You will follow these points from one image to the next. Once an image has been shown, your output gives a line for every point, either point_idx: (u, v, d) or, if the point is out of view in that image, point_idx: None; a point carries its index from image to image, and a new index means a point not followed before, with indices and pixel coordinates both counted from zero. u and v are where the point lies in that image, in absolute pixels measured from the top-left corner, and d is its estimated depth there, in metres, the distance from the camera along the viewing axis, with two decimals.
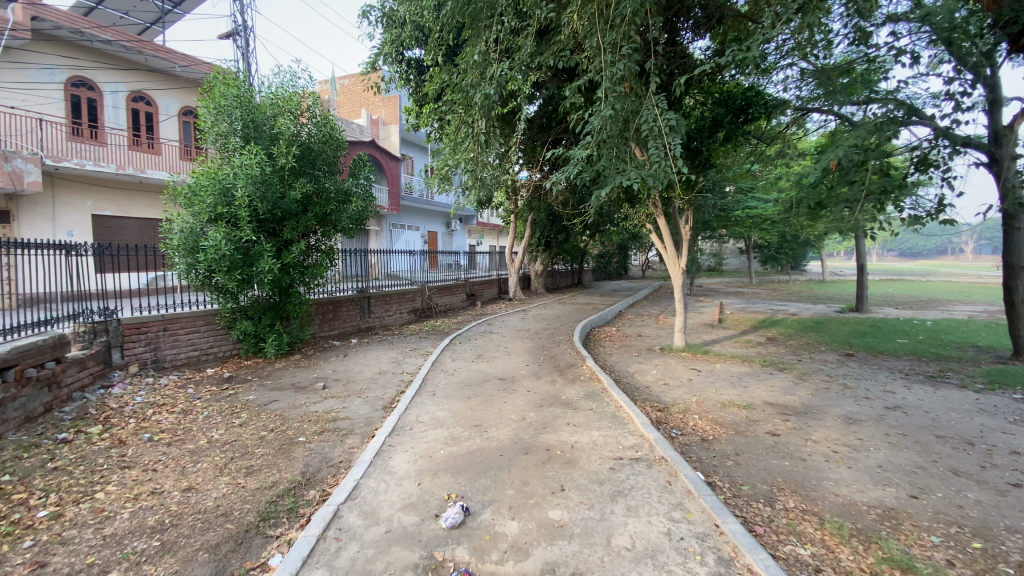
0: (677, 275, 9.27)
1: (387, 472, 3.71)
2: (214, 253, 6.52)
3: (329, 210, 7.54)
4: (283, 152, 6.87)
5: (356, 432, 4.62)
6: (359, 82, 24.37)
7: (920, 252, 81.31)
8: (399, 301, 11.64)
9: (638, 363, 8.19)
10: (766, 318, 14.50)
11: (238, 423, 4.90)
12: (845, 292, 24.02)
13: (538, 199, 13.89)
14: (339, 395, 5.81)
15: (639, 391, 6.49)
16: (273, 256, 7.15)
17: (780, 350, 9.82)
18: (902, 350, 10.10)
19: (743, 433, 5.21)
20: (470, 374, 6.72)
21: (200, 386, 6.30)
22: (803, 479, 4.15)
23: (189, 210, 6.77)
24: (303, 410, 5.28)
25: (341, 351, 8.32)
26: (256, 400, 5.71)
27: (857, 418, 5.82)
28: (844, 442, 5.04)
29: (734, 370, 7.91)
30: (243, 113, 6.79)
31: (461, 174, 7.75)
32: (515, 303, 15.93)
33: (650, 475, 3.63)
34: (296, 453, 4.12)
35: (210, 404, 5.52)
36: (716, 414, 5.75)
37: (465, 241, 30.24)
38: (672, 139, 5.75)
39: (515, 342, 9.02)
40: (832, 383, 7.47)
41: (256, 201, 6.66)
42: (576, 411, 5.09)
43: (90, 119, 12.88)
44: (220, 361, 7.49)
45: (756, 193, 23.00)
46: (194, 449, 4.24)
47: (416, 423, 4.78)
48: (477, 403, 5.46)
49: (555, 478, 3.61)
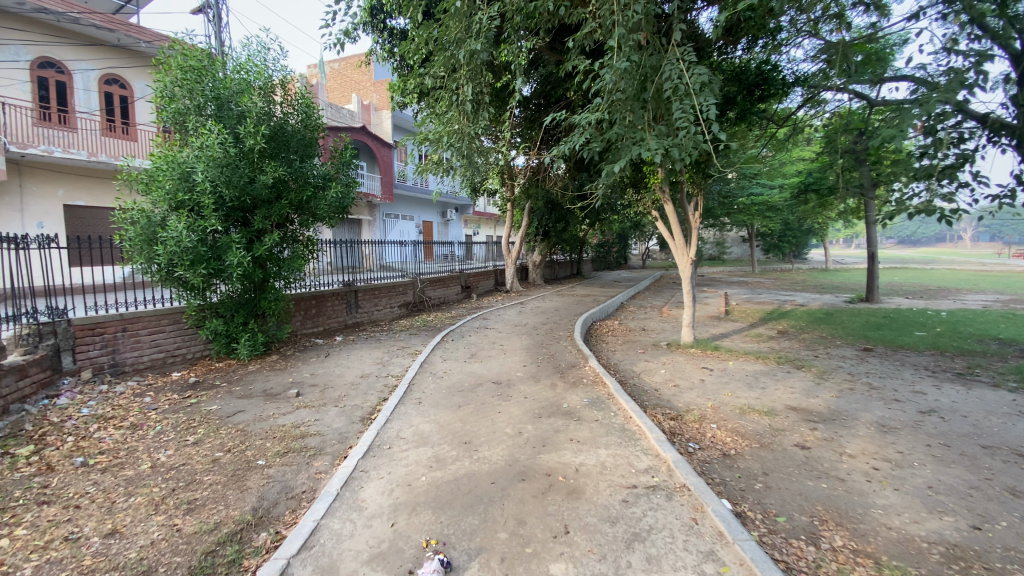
0: (684, 263, 8.64)
1: (355, 509, 3.09)
2: (175, 245, 5.85)
3: (305, 196, 6.86)
4: (251, 131, 6.15)
5: (326, 452, 4.00)
6: (349, 65, 23.54)
7: (920, 240, 80.84)
8: (390, 295, 10.96)
9: (645, 362, 7.57)
10: (773, 309, 13.88)
11: (192, 441, 4.28)
12: (850, 281, 23.38)
13: (536, 185, 13.22)
14: (313, 404, 5.19)
15: (647, 395, 5.87)
16: (244, 248, 6.48)
17: (794, 345, 9.20)
18: (922, 343, 9.48)
19: (769, 446, 4.60)
20: (462, 378, 6.09)
21: (160, 395, 5.66)
22: (846, 506, 3.54)
23: (148, 197, 6.10)
24: (269, 423, 4.66)
25: (323, 351, 7.67)
26: (219, 411, 5.10)
27: (892, 426, 5.21)
28: (884, 457, 4.43)
29: (748, 369, 7.30)
30: (204, 87, 6.08)
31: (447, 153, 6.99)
32: (512, 296, 15.28)
33: (671, 512, 3.01)
34: (251, 482, 3.50)
35: (165, 417, 4.90)
36: (736, 422, 5.14)
37: (461, 231, 29.52)
38: (705, 98, 5.02)
39: (511, 339, 8.39)
40: (855, 382, 6.87)
41: (221, 185, 5.98)
42: (580, 423, 4.46)
43: (59, 103, 12.11)
44: (188, 364, 6.86)
45: (758, 179, 22.28)
46: (132, 478, 3.61)
47: (396, 440, 4.15)
48: (467, 413, 4.84)
49: (557, 516, 2.99)
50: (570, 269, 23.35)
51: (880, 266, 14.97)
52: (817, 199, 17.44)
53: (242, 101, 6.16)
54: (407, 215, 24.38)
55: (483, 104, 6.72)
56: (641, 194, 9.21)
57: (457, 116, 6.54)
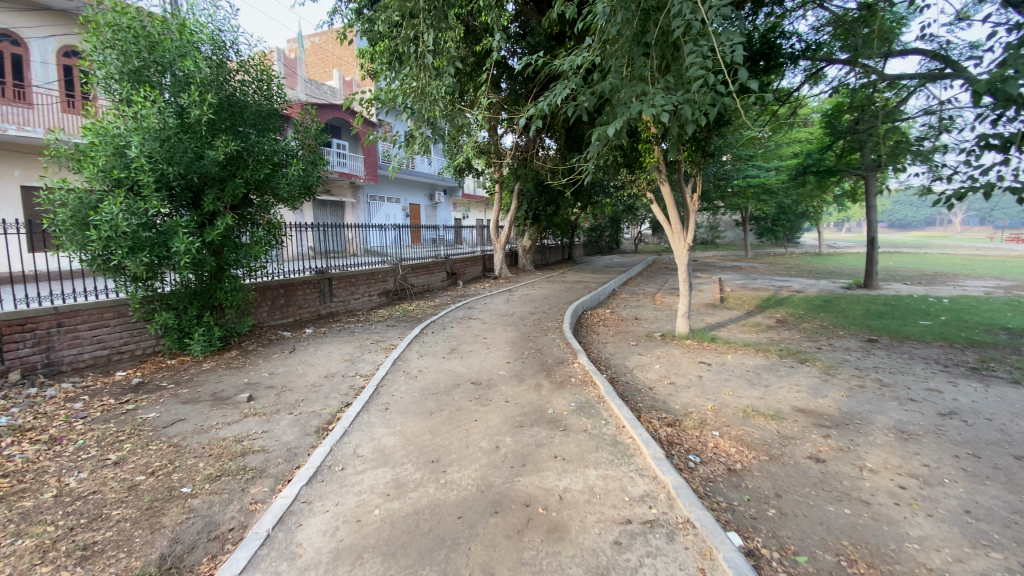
0: (679, 249, 8.07)
1: (286, 559, 2.51)
2: (110, 229, 5.17)
3: (264, 175, 6.16)
4: (195, 100, 5.41)
5: (267, 476, 3.41)
6: (331, 39, 22.38)
7: (910, 224, 80.97)
8: (369, 283, 10.31)
9: (638, 356, 7.02)
10: (771, 296, 13.39)
11: (113, 461, 3.66)
12: (845, 266, 23.00)
13: (525, 166, 12.54)
14: (266, 411, 4.57)
15: (641, 395, 5.32)
16: (193, 233, 5.79)
17: (796, 336, 8.68)
18: (929, 334, 9.01)
19: (779, 457, 4.08)
20: (437, 376, 5.49)
21: (93, 399, 5.01)
22: (876, 539, 3.02)
23: (80, 175, 5.39)
24: (209, 436, 4.05)
25: (289, 345, 7.03)
26: (157, 419, 4.48)
27: (912, 433, 4.71)
28: (909, 472, 3.92)
29: (750, 364, 6.78)
30: (139, 48, 5.31)
31: (406, 117, 6.24)
32: (500, 282, 14.65)
33: (674, 561, 2.45)
34: (168, 518, 2.91)
35: (92, 428, 4.27)
36: (741, 428, 4.61)
37: (450, 214, 28.74)
38: (726, 42, 4.00)
39: (496, 331, 7.79)
40: (864, 379, 6.37)
41: (161, 161, 5.28)
42: (566, 434, 3.89)
43: (15, 77, 11.14)
44: (137, 361, 6.18)
45: (753, 161, 21.65)
46: (27, 513, 3.01)
47: (351, 459, 3.55)
48: (438, 421, 4.26)
49: (535, 567, 2.43)
50: (561, 254, 22.77)
51: (880, 251, 14.48)
52: (815, 180, 16.87)
53: (184, 63, 5.39)
54: (393, 198, 23.56)
55: (446, 58, 6.19)
56: (635, 174, 8.60)
57: (412, 69, 5.99)
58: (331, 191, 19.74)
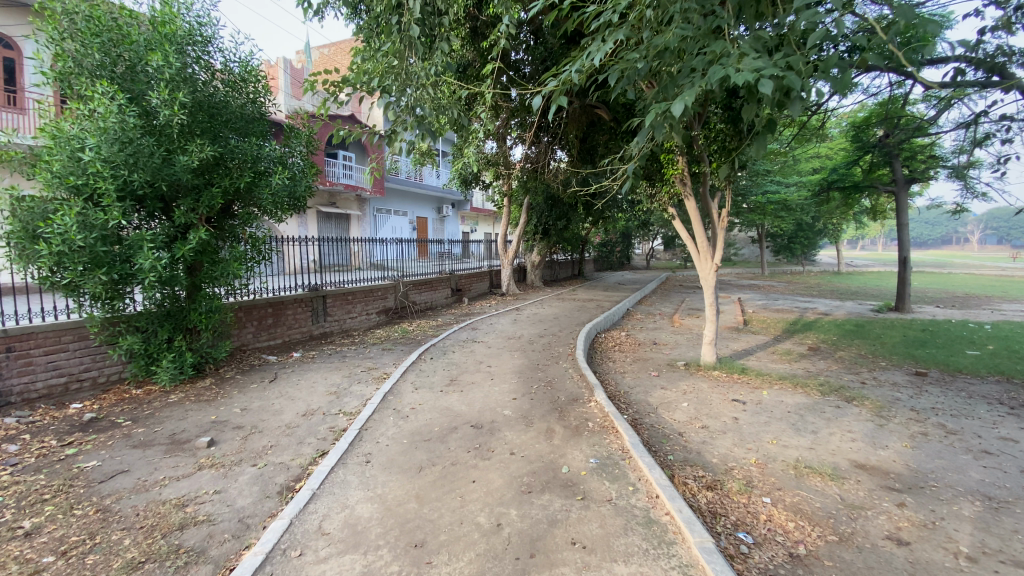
0: (705, 269, 7.25)
1: None
2: (62, 243, 4.54)
3: (244, 184, 5.52)
4: (164, 99, 4.81)
5: (206, 561, 2.68)
6: (340, 50, 22.04)
7: (927, 242, 79.43)
8: (368, 301, 9.60)
9: (662, 390, 6.24)
10: (797, 318, 12.52)
11: (22, 533, 2.95)
12: (868, 286, 22.05)
13: (535, 179, 11.90)
14: (227, 461, 3.85)
15: (671, 445, 4.53)
16: (161, 247, 5.14)
17: (834, 367, 7.84)
18: (982, 366, 8.12)
19: (850, 536, 3.28)
20: (432, 415, 4.74)
21: (33, 439, 4.31)
22: None
23: (35, 181, 4.80)
24: (151, 497, 3.33)
25: (271, 372, 6.31)
26: (98, 469, 3.77)
27: (1003, 500, 3.88)
28: (1018, 561, 3.11)
29: (789, 403, 5.96)
30: (102, 40, 4.73)
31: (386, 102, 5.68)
32: (508, 300, 13.90)
33: None
34: None
35: (16, 482, 3.57)
36: (795, 490, 3.81)
37: (458, 228, 28.17)
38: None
39: (502, 357, 7.04)
40: (925, 424, 5.53)
41: (123, 166, 4.67)
42: (585, 507, 3.11)
43: (8, 82, 10.71)
44: (98, 391, 5.49)
45: (773, 176, 20.81)
46: None
47: (315, 539, 2.81)
48: (428, 480, 3.50)
49: None
50: (571, 269, 22.03)
51: (913, 272, 13.58)
52: (841, 197, 16.05)
53: (151, 57, 4.79)
54: (399, 211, 23.06)
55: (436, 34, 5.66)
56: (655, 187, 7.88)
57: (394, 45, 5.41)
58: (337, 204, 19.31)
